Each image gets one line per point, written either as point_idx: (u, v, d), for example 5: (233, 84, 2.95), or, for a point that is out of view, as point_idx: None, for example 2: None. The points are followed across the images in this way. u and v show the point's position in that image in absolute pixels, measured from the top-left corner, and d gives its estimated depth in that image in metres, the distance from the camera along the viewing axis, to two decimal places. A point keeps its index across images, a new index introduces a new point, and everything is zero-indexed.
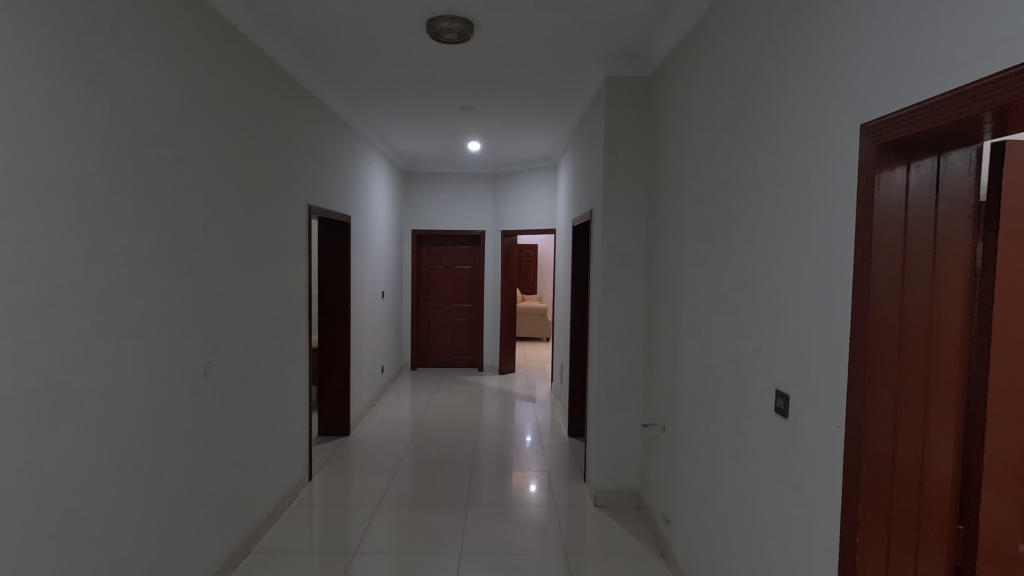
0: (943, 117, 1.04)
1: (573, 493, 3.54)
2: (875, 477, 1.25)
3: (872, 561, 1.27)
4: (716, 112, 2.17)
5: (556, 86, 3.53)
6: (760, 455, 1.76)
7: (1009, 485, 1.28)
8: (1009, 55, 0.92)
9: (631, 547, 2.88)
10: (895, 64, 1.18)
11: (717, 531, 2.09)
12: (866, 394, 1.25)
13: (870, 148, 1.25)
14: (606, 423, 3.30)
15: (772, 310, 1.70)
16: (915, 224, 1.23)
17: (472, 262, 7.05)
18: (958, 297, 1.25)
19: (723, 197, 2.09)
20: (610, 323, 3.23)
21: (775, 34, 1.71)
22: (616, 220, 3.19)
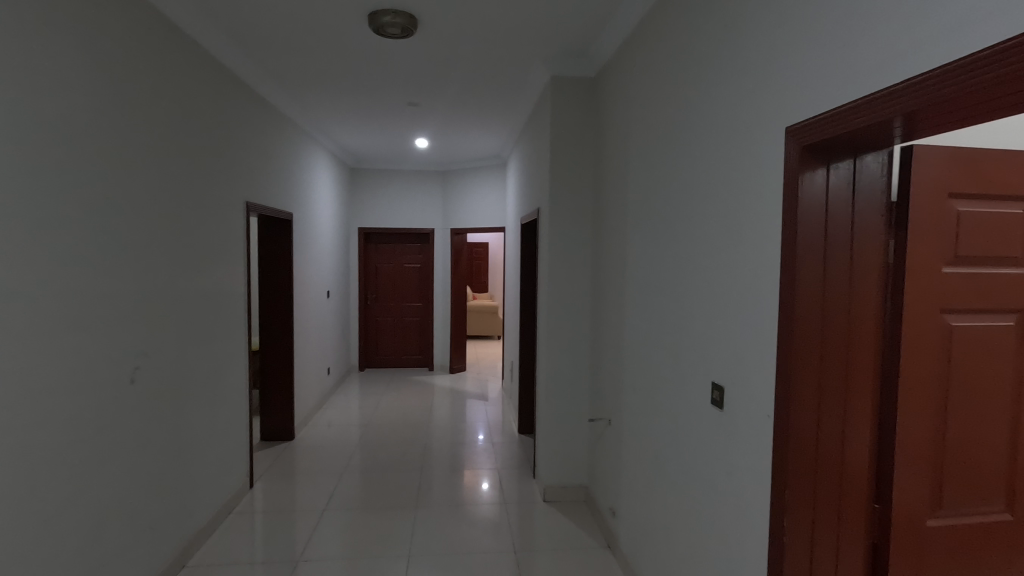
0: (859, 122, 1.11)
1: (523, 490, 3.56)
2: (802, 462, 1.31)
3: (799, 543, 1.32)
4: (656, 115, 2.23)
5: (503, 84, 3.53)
6: (698, 446, 1.83)
7: (920, 466, 1.37)
8: (912, 66, 0.99)
9: (580, 540, 2.93)
10: (817, 70, 1.25)
11: (659, 522, 2.16)
12: (792, 384, 1.30)
13: (795, 150, 1.31)
14: (555, 418, 3.33)
15: (708, 305, 1.76)
16: (836, 222, 1.30)
17: (422, 260, 6.98)
18: (871, 291, 1.33)
19: (663, 197, 2.15)
20: (558, 319, 3.27)
21: (710, 38, 1.77)
22: (563, 219, 3.23)
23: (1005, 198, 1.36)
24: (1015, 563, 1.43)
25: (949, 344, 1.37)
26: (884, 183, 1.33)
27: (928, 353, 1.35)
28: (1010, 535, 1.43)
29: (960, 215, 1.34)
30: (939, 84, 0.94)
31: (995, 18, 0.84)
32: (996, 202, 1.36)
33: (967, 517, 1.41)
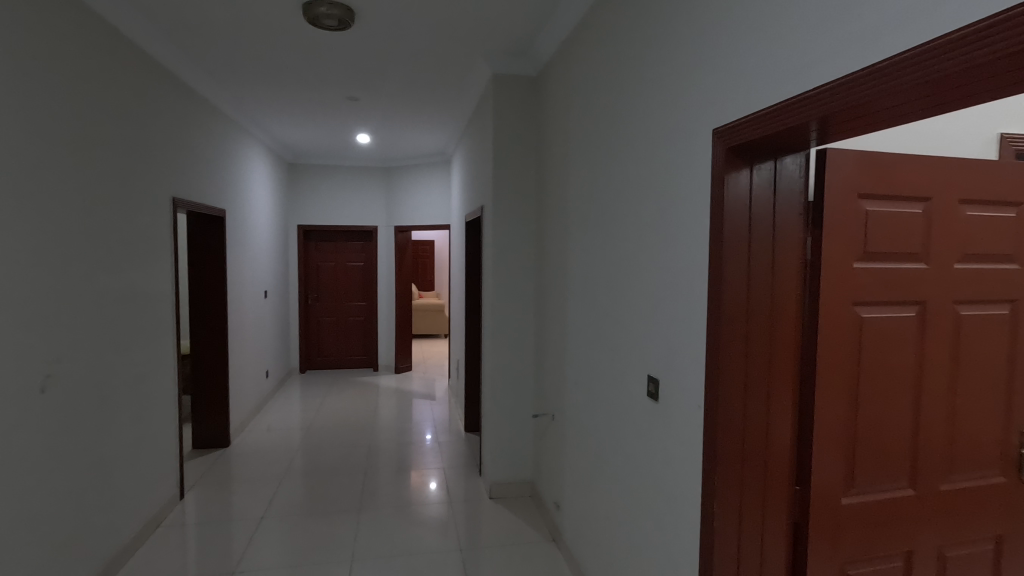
0: (778, 124, 1.18)
1: (469, 488, 3.56)
2: (730, 449, 1.38)
3: (728, 526, 1.39)
4: (594, 114, 2.27)
5: (445, 80, 3.51)
6: (635, 438, 1.88)
7: (836, 449, 1.46)
8: (824, 74, 1.06)
9: (526, 535, 2.96)
10: (742, 74, 1.31)
11: (601, 513, 2.22)
12: (720, 375, 1.37)
13: (721, 150, 1.37)
14: (500, 415, 3.34)
15: (644, 301, 1.82)
16: (759, 220, 1.37)
17: (365, 259, 6.83)
18: (790, 285, 1.41)
19: (601, 196, 2.20)
20: (503, 316, 3.29)
21: (643, 42, 1.82)
22: (507, 216, 3.24)
23: (907, 198, 1.47)
24: (919, 534, 1.56)
25: (861, 334, 1.47)
26: (801, 183, 1.42)
27: (842, 343, 1.44)
28: (914, 509, 1.55)
29: (869, 213, 1.44)
30: (850, 90, 1.00)
31: (894, 31, 0.91)
32: (899, 202, 1.47)
33: (876, 494, 1.52)
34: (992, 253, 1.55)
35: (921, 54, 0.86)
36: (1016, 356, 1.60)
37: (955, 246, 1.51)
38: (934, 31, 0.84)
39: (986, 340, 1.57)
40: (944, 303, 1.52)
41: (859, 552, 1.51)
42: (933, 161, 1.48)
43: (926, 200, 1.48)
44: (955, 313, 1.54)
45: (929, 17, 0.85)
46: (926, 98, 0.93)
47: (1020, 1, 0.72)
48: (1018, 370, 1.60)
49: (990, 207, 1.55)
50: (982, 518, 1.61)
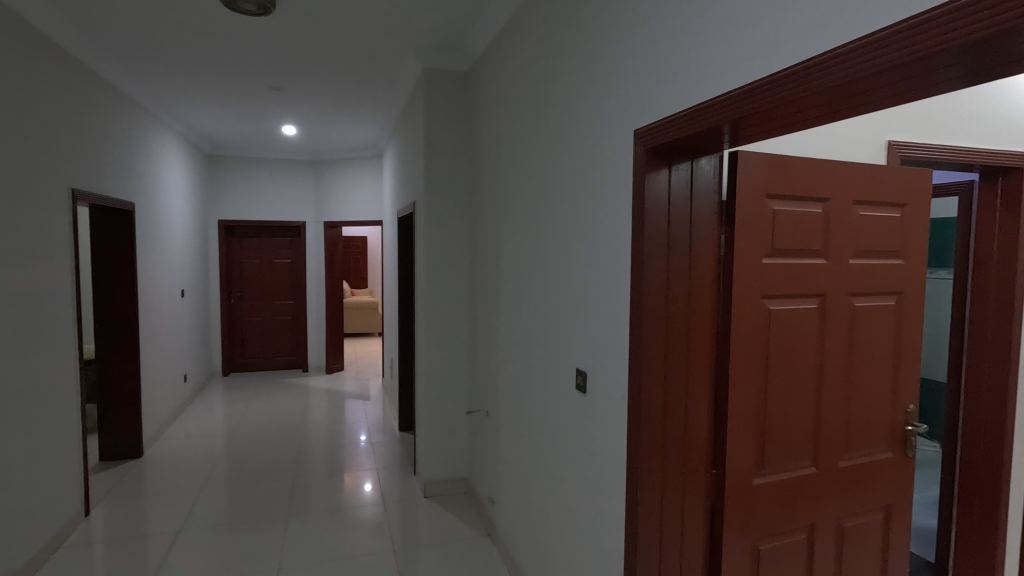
0: (694, 125, 1.24)
1: (403, 487, 3.52)
2: (652, 436, 1.44)
3: (651, 511, 1.45)
4: (524, 113, 2.30)
5: (375, 73, 3.42)
6: (565, 430, 1.93)
7: (748, 434, 1.56)
8: (733, 80, 1.13)
9: (460, 531, 2.96)
10: (662, 76, 1.37)
11: (533, 505, 2.26)
12: (642, 366, 1.42)
13: (641, 151, 1.42)
14: (435, 413, 3.32)
15: (572, 296, 1.86)
16: (677, 218, 1.44)
17: (292, 256, 6.57)
18: (706, 280, 1.49)
19: (532, 194, 2.22)
20: (436, 313, 3.26)
21: (571, 42, 1.86)
22: (439, 213, 3.22)
23: (809, 198, 1.59)
24: (820, 509, 1.69)
25: (769, 325, 1.57)
26: (715, 184, 1.50)
27: (752, 334, 1.54)
28: (816, 485, 1.68)
29: (775, 212, 1.55)
30: (756, 95, 1.06)
31: (799, 39, 0.97)
32: (801, 202, 1.59)
33: (784, 473, 1.64)
34: (882, 249, 1.70)
35: (820, 62, 0.92)
36: (901, 342, 1.77)
37: (851, 243, 1.65)
38: (832, 41, 0.91)
39: (877, 328, 1.72)
40: (841, 296, 1.66)
41: (769, 528, 1.62)
42: (831, 164, 1.60)
43: (825, 200, 1.60)
44: (850, 304, 1.68)
45: (828, 27, 0.92)
46: (825, 102, 1.00)
47: (896, 19, 0.80)
48: (903, 355, 1.78)
49: (880, 207, 1.70)
50: (874, 490, 1.78)
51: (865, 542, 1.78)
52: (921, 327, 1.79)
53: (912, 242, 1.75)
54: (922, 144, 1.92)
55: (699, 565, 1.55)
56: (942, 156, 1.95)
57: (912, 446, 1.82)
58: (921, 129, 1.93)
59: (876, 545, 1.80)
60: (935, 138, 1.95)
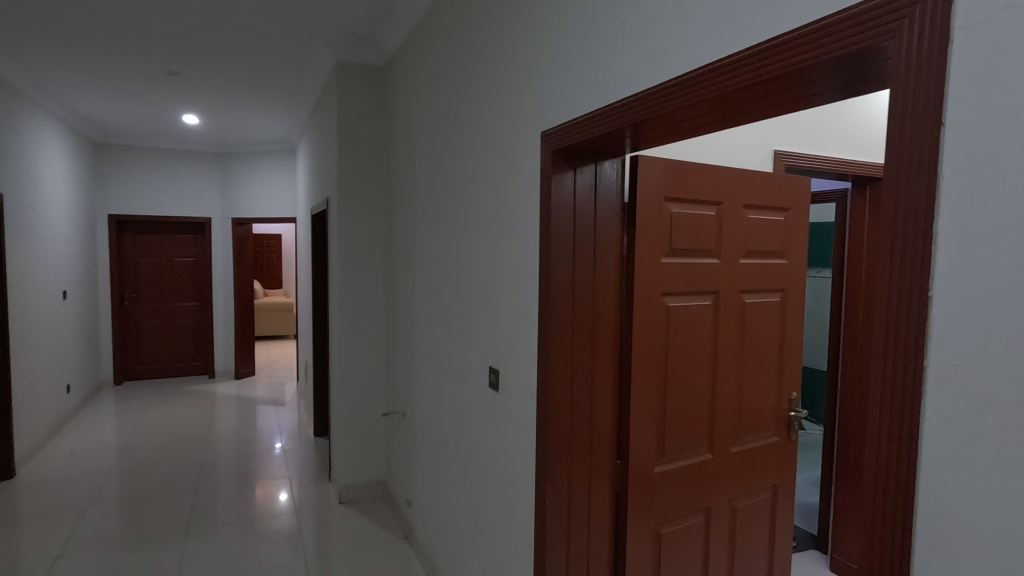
0: (597, 128, 1.28)
1: (317, 494, 3.39)
2: (559, 429, 1.48)
3: (557, 502, 1.48)
4: (438, 111, 2.29)
5: (284, 62, 3.26)
6: (478, 428, 1.94)
7: (649, 424, 1.64)
8: (629, 86, 1.18)
9: (377, 536, 2.90)
10: (566, 79, 1.40)
11: (447, 505, 2.26)
12: (549, 361, 1.46)
13: (547, 152, 1.45)
14: (350, 416, 3.23)
15: (485, 294, 1.87)
16: (582, 218, 1.49)
17: (196, 254, 6.13)
18: (608, 277, 1.56)
19: (445, 194, 2.21)
20: (351, 313, 3.17)
21: (482, 41, 1.87)
22: (354, 210, 3.13)
23: (703, 201, 1.70)
24: (715, 493, 1.81)
25: (668, 320, 1.66)
26: (617, 186, 1.56)
27: (653, 329, 1.62)
28: (711, 470, 1.80)
29: (673, 214, 1.64)
30: (653, 100, 1.12)
31: (688, 48, 1.03)
32: (696, 204, 1.69)
33: (682, 459, 1.74)
34: (768, 249, 1.85)
35: (707, 72, 0.98)
36: (785, 335, 1.94)
37: (741, 244, 1.78)
38: (716, 52, 0.98)
39: (765, 323, 1.87)
40: (732, 293, 1.78)
41: (669, 513, 1.71)
42: (722, 171, 1.72)
43: (717, 204, 1.72)
44: (741, 300, 1.81)
45: (713, 39, 0.98)
46: (714, 110, 1.08)
47: (770, 38, 0.87)
48: (787, 347, 1.94)
49: (767, 211, 1.85)
50: (762, 473, 1.92)
51: (755, 519, 1.92)
52: (802, 321, 1.96)
53: (794, 244, 1.92)
54: (803, 153, 2.11)
55: (605, 552, 1.61)
56: (820, 165, 2.14)
57: (795, 430, 1.99)
58: (803, 140, 2.12)
59: (765, 522, 1.96)
60: (814, 148, 2.14)
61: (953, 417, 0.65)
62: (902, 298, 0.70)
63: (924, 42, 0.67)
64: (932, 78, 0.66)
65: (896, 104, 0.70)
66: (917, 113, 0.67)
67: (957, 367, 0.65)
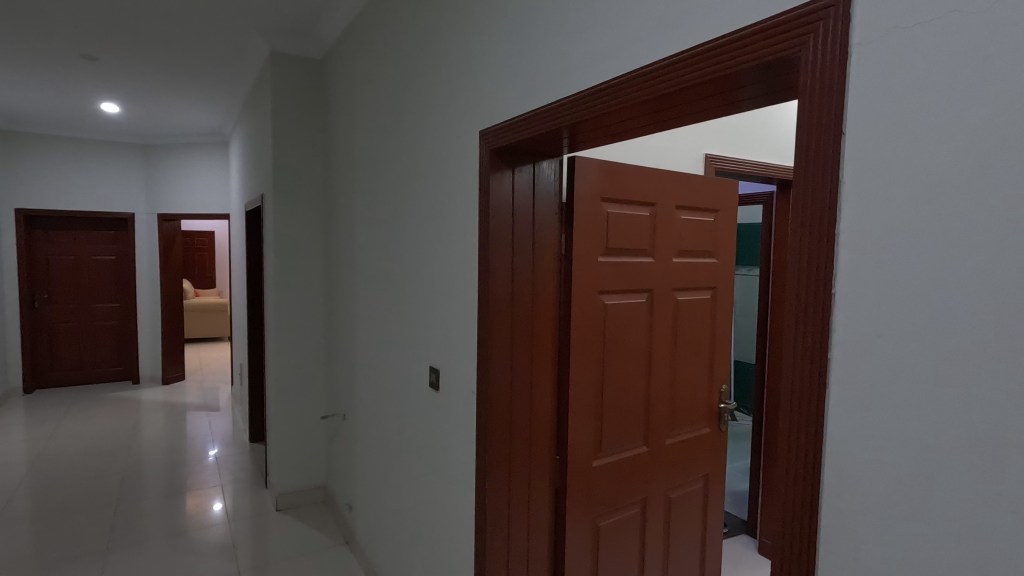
0: (534, 129, 1.29)
1: (253, 502, 3.26)
2: (498, 426, 1.49)
3: (497, 499, 1.49)
4: (378, 106, 2.24)
5: (214, 50, 3.10)
6: (419, 428, 1.92)
7: (586, 418, 1.68)
8: (564, 88, 1.20)
9: (317, 543, 2.82)
10: (504, 78, 1.41)
11: (390, 507, 2.22)
12: (489, 359, 1.46)
13: (485, 151, 1.46)
14: (288, 419, 3.13)
15: (425, 294, 1.85)
16: (519, 217, 1.50)
17: (118, 252, 5.74)
18: (547, 276, 1.58)
19: (385, 192, 2.17)
20: (287, 314, 3.06)
21: (421, 37, 1.84)
22: (290, 207, 3.02)
23: (637, 202, 1.75)
24: (651, 484, 1.88)
25: (605, 318, 1.71)
26: (554, 186, 1.59)
27: (591, 326, 1.66)
28: (647, 462, 1.86)
29: (609, 214, 1.69)
30: (586, 103, 1.14)
31: (620, 53, 1.06)
32: (632, 205, 1.74)
33: (618, 453, 1.79)
34: (699, 249, 1.93)
35: (636, 77, 1.01)
36: (715, 331, 2.03)
37: (674, 244, 1.85)
38: (646, 58, 1.00)
39: (697, 319, 1.95)
40: (666, 290, 1.85)
41: (607, 506, 1.76)
42: (656, 172, 1.78)
43: (651, 204, 1.78)
44: (674, 298, 1.88)
45: (643, 45, 1.01)
46: (644, 113, 1.11)
47: (695, 45, 0.91)
48: (717, 342, 2.03)
49: (699, 212, 1.92)
50: (695, 463, 2.00)
51: (688, 508, 2.00)
52: (730, 317, 2.05)
53: (723, 244, 2.01)
54: (732, 157, 2.21)
55: (545, 548, 1.64)
56: (748, 168, 2.25)
57: (724, 422, 2.09)
58: (732, 145, 2.22)
59: (698, 510, 2.04)
60: (743, 152, 2.25)
61: (854, 406, 0.70)
62: (810, 295, 0.74)
63: (828, 55, 0.71)
64: (833, 90, 0.71)
65: (804, 114, 0.74)
66: (822, 121, 0.72)
67: (857, 359, 0.70)
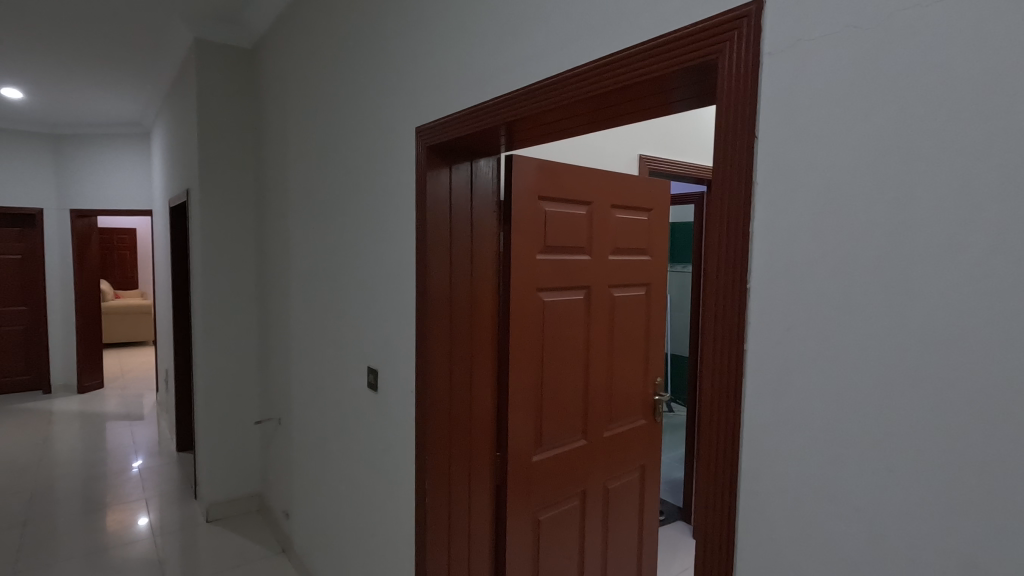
0: (469, 127, 1.29)
1: (181, 515, 3.08)
2: (438, 425, 1.48)
3: (437, 498, 1.48)
4: (312, 100, 2.17)
5: (132, 35, 2.90)
6: (358, 430, 1.88)
7: (526, 414, 1.70)
8: (500, 87, 1.20)
9: (252, 553, 2.70)
10: (440, 75, 1.39)
11: (328, 512, 2.16)
12: (427, 358, 1.45)
13: (422, 149, 1.44)
14: (218, 426, 2.98)
15: (362, 293, 1.81)
16: (457, 215, 1.50)
17: (23, 250, 5.27)
18: (485, 273, 1.59)
19: (320, 189, 2.11)
20: (216, 315, 2.92)
21: (355, 30, 1.80)
22: (218, 203, 2.88)
23: (574, 201, 1.78)
24: (589, 477, 1.92)
25: (543, 314, 1.73)
26: (492, 184, 1.59)
27: (530, 323, 1.68)
28: (585, 455, 1.90)
29: (547, 212, 1.71)
30: (520, 103, 1.15)
31: (552, 54, 1.07)
32: (568, 203, 1.78)
33: (558, 446, 1.82)
34: (634, 246, 1.99)
35: (567, 77, 1.03)
36: (649, 326, 2.10)
37: (610, 242, 1.90)
38: (577, 60, 1.02)
39: (632, 314, 2.01)
40: (603, 287, 1.90)
41: (547, 499, 1.79)
42: (592, 172, 1.82)
43: (588, 203, 1.82)
44: (610, 294, 1.93)
45: (574, 47, 1.03)
46: (576, 113, 1.13)
47: (622, 49, 0.94)
48: (651, 336, 2.11)
49: (634, 211, 1.98)
50: (631, 454, 2.07)
51: (626, 498, 2.06)
52: (664, 312, 2.13)
53: (656, 241, 2.08)
54: (665, 158, 2.29)
55: (486, 544, 1.65)
56: (680, 169, 2.34)
57: (659, 413, 2.17)
58: (665, 146, 2.30)
59: (635, 499, 2.11)
60: (675, 153, 2.34)
61: (767, 395, 0.75)
62: (728, 290, 0.78)
63: (742, 64, 0.76)
64: (747, 97, 0.75)
65: (721, 118, 0.78)
66: (737, 125, 0.76)
67: (770, 350, 0.74)
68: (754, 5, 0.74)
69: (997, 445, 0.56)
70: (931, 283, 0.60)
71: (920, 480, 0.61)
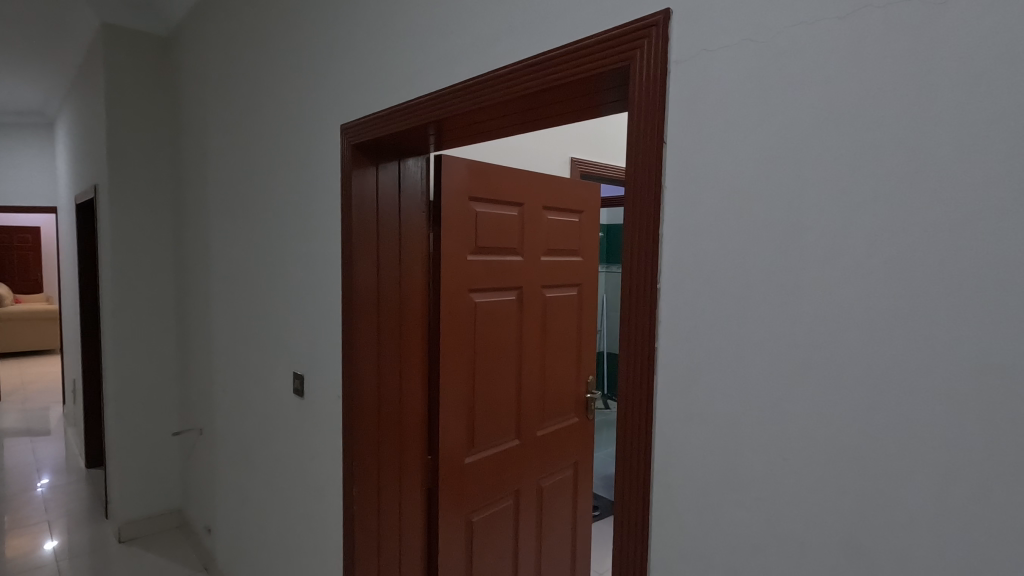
0: (394, 126, 1.27)
1: (91, 536, 2.86)
2: (366, 431, 1.44)
3: (366, 505, 1.45)
4: (232, 93, 2.06)
5: (28, 16, 2.66)
6: (283, 437, 1.81)
7: (458, 415, 1.69)
8: (425, 85, 1.19)
9: (171, 572, 2.54)
10: (365, 72, 1.36)
11: (253, 524, 2.06)
12: (354, 361, 1.41)
13: (346, 148, 1.40)
14: (132, 439, 2.78)
15: (286, 294, 1.74)
16: (385, 215, 1.47)
17: None
18: (415, 274, 1.56)
19: (243, 187, 2.01)
20: (129, 320, 2.72)
21: (276, 22, 1.73)
22: (131, 200, 2.69)
23: (505, 202, 1.79)
24: (523, 475, 1.94)
25: (474, 315, 1.72)
26: (421, 184, 1.58)
27: (462, 324, 1.67)
28: (518, 455, 1.91)
29: (478, 213, 1.71)
30: (443, 103, 1.14)
31: (475, 53, 1.07)
32: (500, 204, 1.78)
33: (490, 447, 1.83)
34: (565, 247, 2.02)
35: (490, 79, 1.03)
36: (582, 325, 2.14)
37: (542, 242, 1.92)
38: (499, 61, 1.03)
39: (564, 314, 2.04)
40: (535, 287, 1.92)
41: (479, 501, 1.78)
42: (525, 173, 1.84)
43: (519, 204, 1.83)
44: (542, 294, 1.95)
45: (496, 48, 1.03)
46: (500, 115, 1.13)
47: (542, 53, 0.94)
48: (583, 335, 2.15)
49: (566, 213, 2.02)
50: (564, 452, 2.10)
51: (559, 496, 2.09)
52: (595, 311, 2.19)
53: (587, 242, 2.13)
54: (595, 161, 2.34)
55: (418, 547, 1.62)
56: (609, 172, 2.40)
57: (591, 410, 2.22)
58: (595, 150, 2.35)
59: (568, 496, 2.14)
60: (604, 157, 2.40)
61: (678, 392, 0.78)
62: (640, 292, 0.81)
63: (652, 71, 0.78)
64: (656, 104, 0.77)
65: (634, 124, 0.80)
66: (647, 132, 0.79)
67: (679, 347, 0.77)
68: (663, 15, 0.76)
69: (876, 431, 0.60)
70: (819, 283, 0.64)
71: (811, 468, 0.65)
